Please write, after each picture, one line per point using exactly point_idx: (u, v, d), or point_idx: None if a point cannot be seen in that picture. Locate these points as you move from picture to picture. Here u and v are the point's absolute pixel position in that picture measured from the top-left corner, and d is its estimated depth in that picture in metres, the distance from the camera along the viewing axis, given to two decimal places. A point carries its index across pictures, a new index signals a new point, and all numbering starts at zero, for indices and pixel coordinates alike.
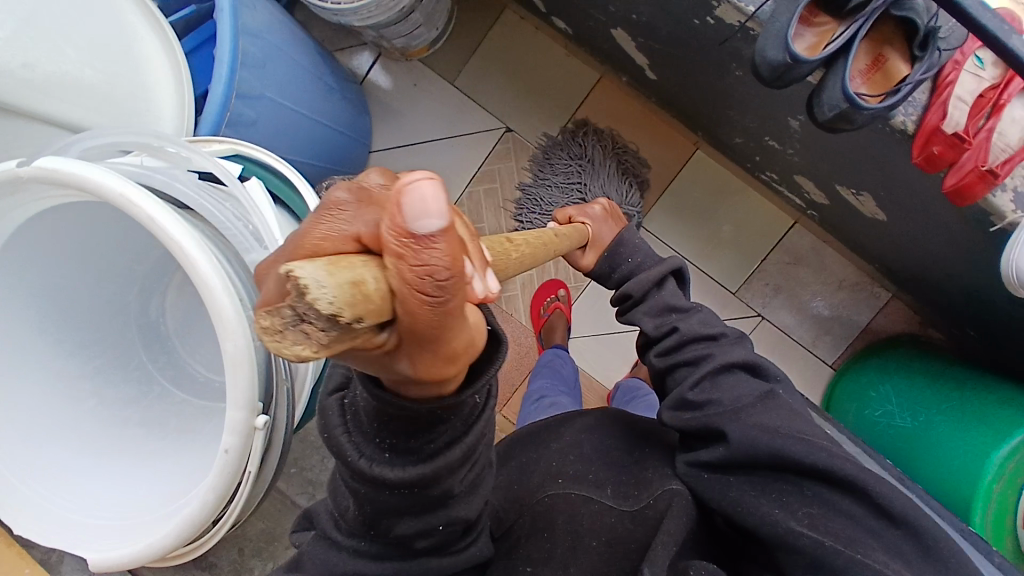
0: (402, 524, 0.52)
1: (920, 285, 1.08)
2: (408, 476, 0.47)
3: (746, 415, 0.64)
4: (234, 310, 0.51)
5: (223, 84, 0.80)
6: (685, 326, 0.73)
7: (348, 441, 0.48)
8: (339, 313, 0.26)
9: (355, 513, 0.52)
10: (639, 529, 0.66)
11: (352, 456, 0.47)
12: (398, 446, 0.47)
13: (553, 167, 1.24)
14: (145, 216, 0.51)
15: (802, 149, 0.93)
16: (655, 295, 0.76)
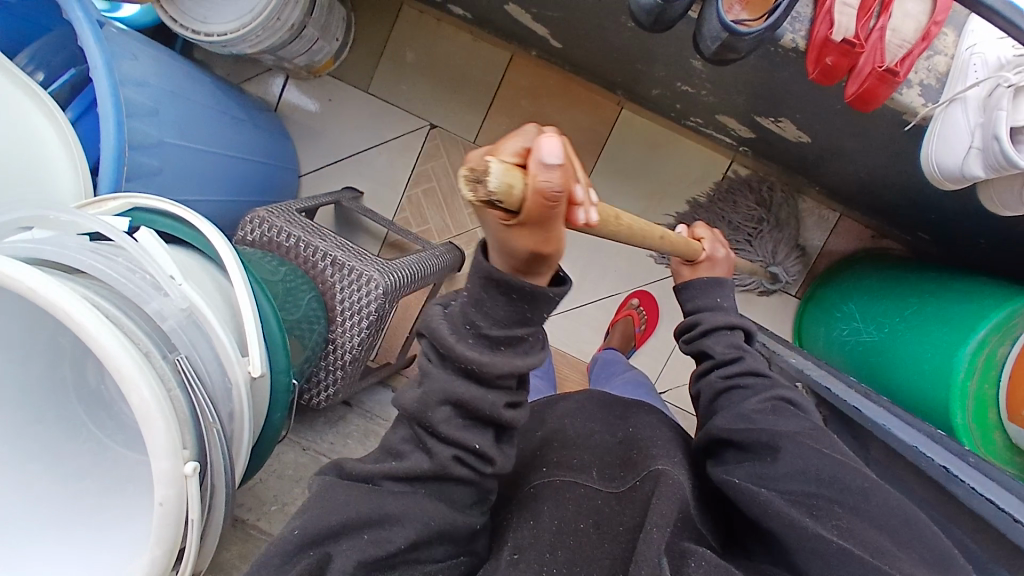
0: (448, 430, 0.52)
1: (864, 198, 1.07)
2: (483, 360, 0.48)
3: (793, 436, 0.62)
4: (132, 362, 0.49)
5: (114, 138, 0.77)
6: (752, 358, 0.73)
7: (443, 322, 0.50)
8: (496, 193, 0.31)
9: (415, 400, 0.53)
10: (626, 511, 0.63)
11: (444, 329, 0.50)
12: (484, 331, 0.49)
13: (734, 205, 1.16)
14: (25, 287, 0.50)
15: (713, 87, 0.91)
16: (726, 333, 0.77)
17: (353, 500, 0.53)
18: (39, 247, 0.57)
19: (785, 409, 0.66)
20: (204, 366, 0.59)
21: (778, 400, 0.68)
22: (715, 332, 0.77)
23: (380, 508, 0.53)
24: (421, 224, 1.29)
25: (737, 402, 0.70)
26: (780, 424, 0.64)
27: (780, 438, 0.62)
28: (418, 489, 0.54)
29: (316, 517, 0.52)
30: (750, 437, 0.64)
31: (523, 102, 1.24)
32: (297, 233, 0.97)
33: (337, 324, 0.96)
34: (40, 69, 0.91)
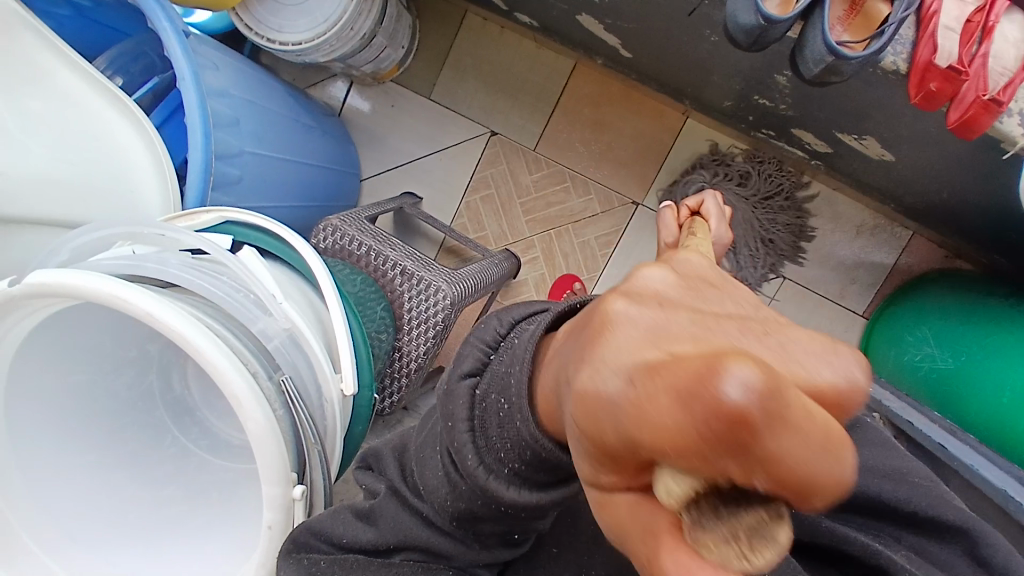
0: (486, 526, 0.51)
1: (941, 217, 1.04)
2: (522, 499, 0.45)
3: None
4: (249, 389, 0.50)
5: (201, 151, 0.77)
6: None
7: (470, 440, 0.46)
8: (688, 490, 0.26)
9: (443, 498, 0.50)
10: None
11: (471, 460, 0.46)
12: (520, 468, 0.44)
13: (773, 202, 1.17)
14: (143, 312, 0.50)
15: (795, 103, 0.89)
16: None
17: (400, 526, 0.54)
18: (141, 264, 0.57)
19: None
20: (304, 385, 0.60)
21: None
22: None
23: (435, 547, 0.53)
24: (478, 231, 1.28)
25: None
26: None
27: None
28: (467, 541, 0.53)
29: (373, 536, 0.55)
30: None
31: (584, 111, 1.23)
32: (369, 243, 0.99)
33: (404, 333, 0.97)
34: (120, 74, 0.89)
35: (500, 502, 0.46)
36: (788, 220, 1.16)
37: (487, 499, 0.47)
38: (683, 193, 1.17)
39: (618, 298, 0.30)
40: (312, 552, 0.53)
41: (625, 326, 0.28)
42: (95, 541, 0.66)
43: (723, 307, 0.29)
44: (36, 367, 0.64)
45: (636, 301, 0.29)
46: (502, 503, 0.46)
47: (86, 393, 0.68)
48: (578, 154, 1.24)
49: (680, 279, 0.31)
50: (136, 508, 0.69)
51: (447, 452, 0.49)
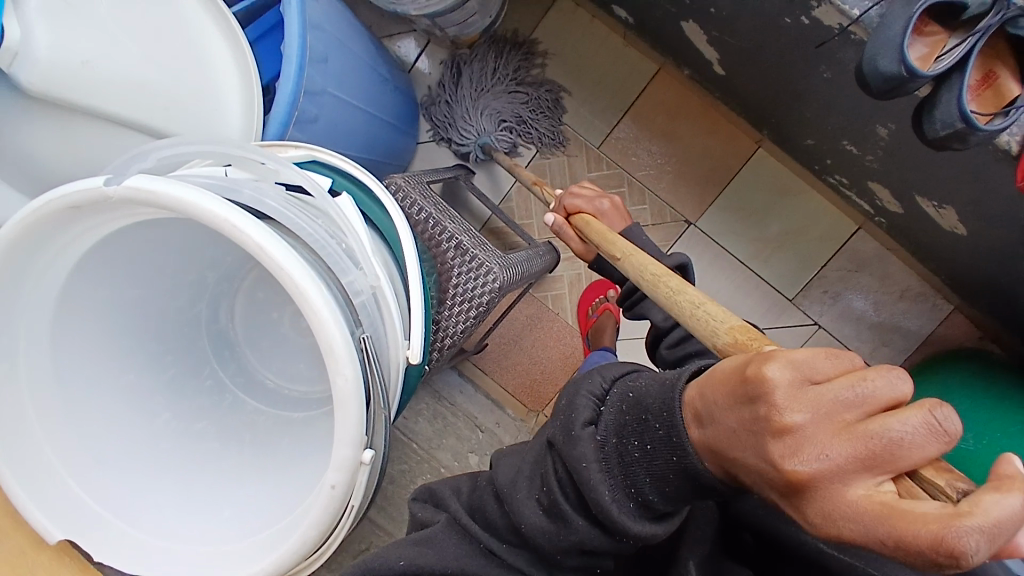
0: (574, 558, 0.52)
1: (989, 298, 1.04)
2: (649, 531, 0.47)
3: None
4: (344, 341, 0.48)
5: (291, 83, 0.74)
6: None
7: (601, 476, 0.48)
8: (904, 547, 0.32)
9: (544, 529, 0.51)
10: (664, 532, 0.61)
11: (602, 492, 0.47)
12: (652, 502, 0.46)
13: (501, 77, 1.19)
14: (252, 244, 0.47)
15: (885, 156, 0.89)
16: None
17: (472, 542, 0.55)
18: (238, 190, 0.54)
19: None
20: (378, 346, 0.58)
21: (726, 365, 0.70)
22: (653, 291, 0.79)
23: None
24: (525, 218, 1.26)
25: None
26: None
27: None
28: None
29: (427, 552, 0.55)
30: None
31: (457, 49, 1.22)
32: (430, 211, 0.96)
33: (444, 309, 0.94)
34: None
35: (625, 536, 0.48)
36: (539, 97, 1.21)
37: (612, 532, 0.49)
38: (439, 125, 1.22)
39: (803, 448, 0.32)
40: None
41: (835, 476, 0.32)
42: (112, 465, 0.61)
43: (826, 403, 0.32)
44: (96, 271, 0.58)
45: (806, 462, 0.32)
46: (627, 536, 0.48)
47: (137, 310, 0.64)
48: (641, 161, 1.22)
49: (797, 387, 0.33)
50: (164, 440, 0.64)
51: (569, 492, 0.50)
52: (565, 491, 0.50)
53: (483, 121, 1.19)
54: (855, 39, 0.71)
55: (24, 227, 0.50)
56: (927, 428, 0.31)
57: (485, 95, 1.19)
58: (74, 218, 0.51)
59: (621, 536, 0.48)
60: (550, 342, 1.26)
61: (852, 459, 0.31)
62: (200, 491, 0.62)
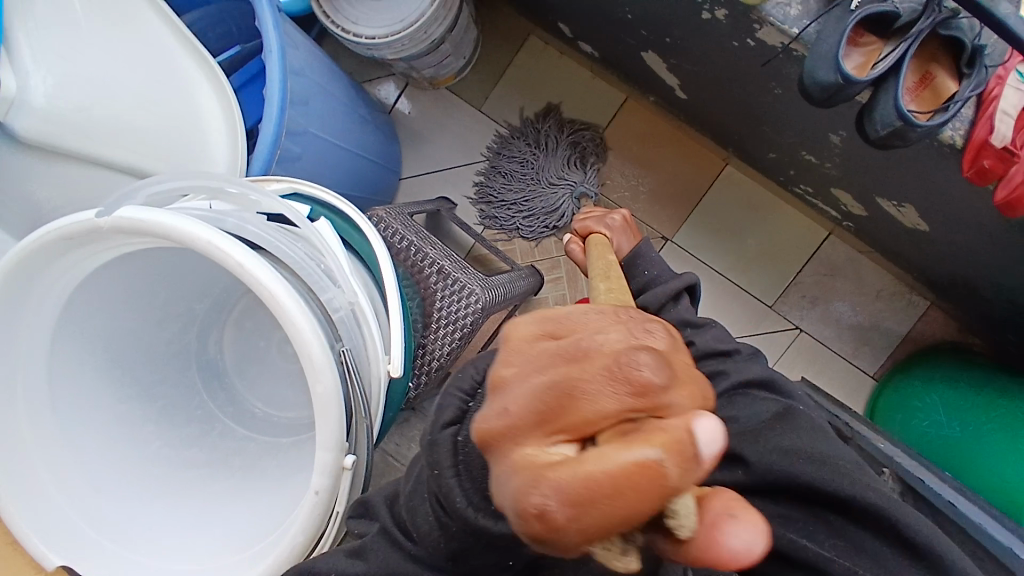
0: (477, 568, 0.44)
1: (960, 293, 1.08)
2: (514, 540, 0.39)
3: (763, 436, 0.62)
4: (323, 352, 0.51)
5: (274, 122, 0.79)
6: (701, 341, 0.72)
7: (456, 483, 0.41)
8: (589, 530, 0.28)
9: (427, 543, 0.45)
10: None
11: (458, 500, 0.41)
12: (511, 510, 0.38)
13: (513, 146, 1.28)
14: (235, 263, 0.51)
15: (841, 162, 0.94)
16: (670, 308, 0.76)
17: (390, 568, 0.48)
18: (222, 218, 0.58)
19: (746, 396, 0.68)
20: (359, 359, 0.61)
21: (732, 393, 0.68)
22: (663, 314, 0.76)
23: None
24: (507, 244, 1.29)
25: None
26: (746, 421, 0.65)
27: (765, 439, 0.62)
28: None
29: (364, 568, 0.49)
30: (796, 473, 0.59)
31: (481, 181, 1.28)
32: (412, 239, 1.00)
33: (430, 333, 0.96)
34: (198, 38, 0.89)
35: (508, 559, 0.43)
36: (558, 127, 1.26)
37: (497, 557, 0.43)
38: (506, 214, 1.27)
39: (497, 400, 0.31)
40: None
41: (511, 429, 0.29)
42: (105, 492, 0.63)
43: (534, 356, 0.31)
44: (90, 304, 0.62)
45: (489, 417, 0.30)
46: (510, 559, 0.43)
47: (130, 342, 0.68)
48: (617, 183, 1.26)
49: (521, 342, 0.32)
50: (157, 466, 0.67)
51: (449, 519, 0.42)
52: (445, 516, 0.43)
53: (575, 172, 1.25)
54: (797, 55, 0.76)
55: (19, 262, 0.54)
56: (610, 381, 0.28)
57: (547, 169, 1.26)
58: (67, 251, 0.55)
59: (507, 561, 0.43)
60: None
61: (530, 410, 0.29)
62: (192, 513, 0.65)
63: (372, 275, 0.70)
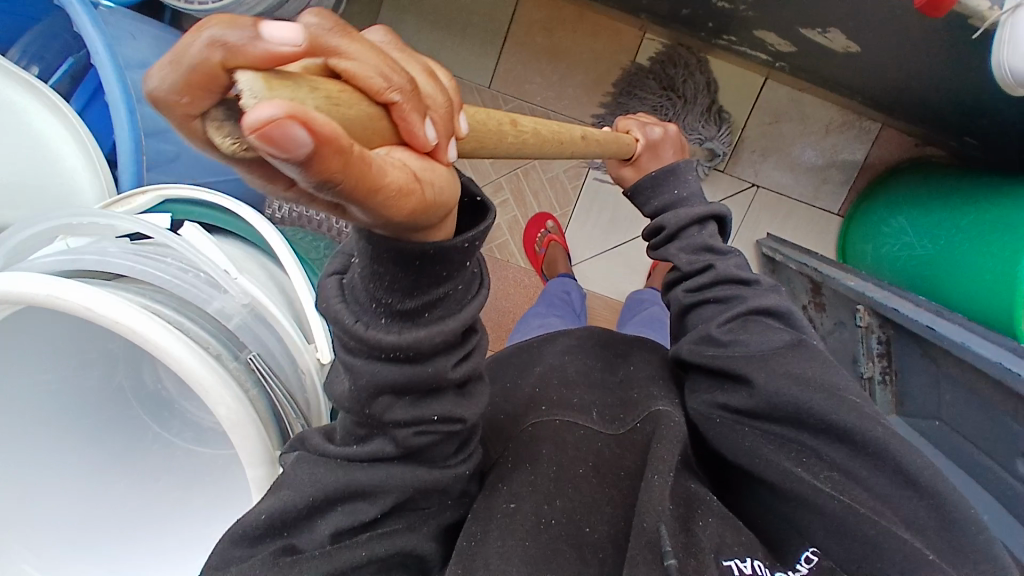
0: (398, 410, 0.44)
1: (909, 109, 1.02)
2: (408, 341, 0.39)
3: (772, 359, 0.58)
4: (215, 374, 0.48)
5: (127, 129, 0.74)
6: (721, 265, 0.69)
7: (344, 306, 0.39)
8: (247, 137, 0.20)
9: (348, 397, 0.43)
10: (627, 454, 0.60)
11: (347, 319, 0.39)
12: (398, 306, 0.38)
13: (638, 96, 1.14)
14: (82, 309, 0.46)
15: (754, 3, 0.86)
16: (694, 232, 0.72)
17: (320, 488, 0.46)
18: (79, 257, 0.52)
19: (760, 324, 0.63)
20: (275, 360, 0.58)
21: (749, 316, 0.64)
22: (684, 233, 0.72)
23: (351, 481, 0.46)
24: None
25: (706, 320, 0.67)
26: (754, 348, 0.60)
27: (772, 364, 0.58)
28: (387, 467, 0.47)
29: (291, 497, 0.46)
30: (802, 400, 0.55)
31: (604, 124, 1.16)
32: None
33: None
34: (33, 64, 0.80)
35: (433, 417, 0.45)
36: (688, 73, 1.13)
37: (424, 415, 0.44)
38: None
39: None
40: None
41: None
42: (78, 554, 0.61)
43: None
44: None
45: None
46: (435, 416, 0.45)
47: (63, 403, 0.62)
48: (536, 86, 1.17)
49: None
50: (128, 515, 0.64)
51: (366, 368, 0.41)
52: (364, 370, 0.41)
53: (707, 126, 1.13)
54: None
55: None
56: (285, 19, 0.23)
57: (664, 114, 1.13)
58: None
59: (433, 417, 0.45)
60: (511, 289, 1.26)
61: None
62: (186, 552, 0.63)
63: (302, 265, 0.66)
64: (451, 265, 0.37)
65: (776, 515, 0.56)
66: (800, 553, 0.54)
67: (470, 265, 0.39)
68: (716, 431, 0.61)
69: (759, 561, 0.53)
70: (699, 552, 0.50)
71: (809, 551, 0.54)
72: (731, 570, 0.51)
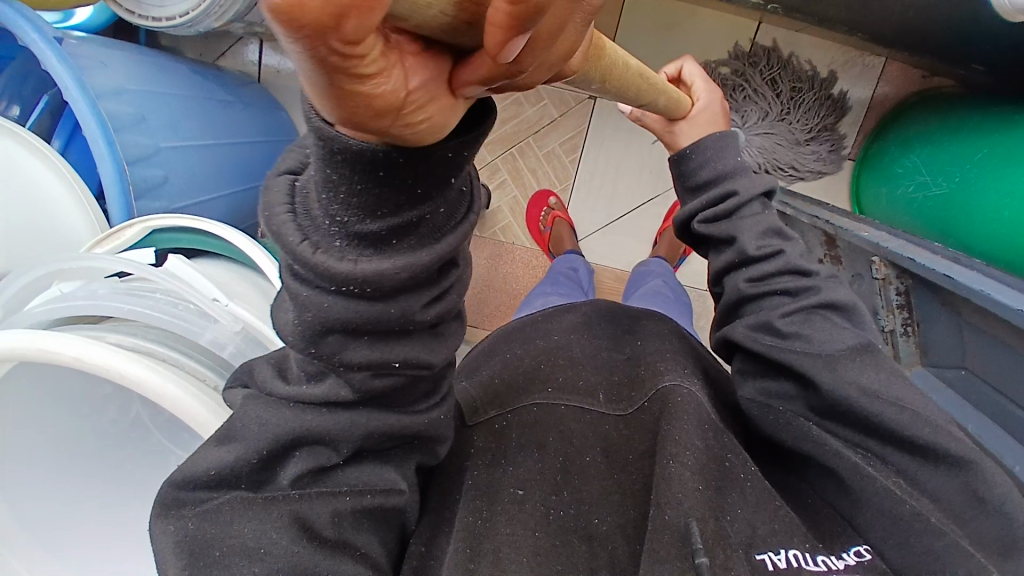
0: (355, 350, 0.38)
1: (911, 41, 0.97)
2: (360, 271, 0.33)
3: (838, 363, 0.57)
4: (206, 409, 0.48)
5: (110, 162, 0.74)
6: (790, 255, 0.66)
7: (293, 223, 0.33)
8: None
9: (296, 334, 0.37)
10: (636, 435, 0.59)
11: (292, 238, 0.33)
12: (355, 228, 0.31)
13: (810, 111, 1.10)
14: (73, 359, 0.46)
15: None
16: (756, 208, 0.69)
17: (279, 425, 0.42)
18: (68, 302, 0.53)
19: (826, 320, 0.61)
20: None
21: (814, 310, 0.62)
22: (746, 210, 0.69)
23: (309, 427, 0.42)
24: None
25: (770, 310, 0.64)
26: (818, 346, 0.58)
27: (835, 365, 0.56)
28: (349, 412, 0.42)
29: (242, 449, 0.42)
30: (871, 412, 0.53)
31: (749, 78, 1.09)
32: None
33: None
34: (14, 102, 0.80)
35: (394, 363, 0.39)
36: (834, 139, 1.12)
37: (386, 361, 0.39)
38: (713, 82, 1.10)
39: None
40: (185, 506, 0.42)
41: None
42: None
43: None
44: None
45: None
46: (396, 362, 0.39)
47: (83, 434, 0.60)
48: None
49: None
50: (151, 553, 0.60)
51: (316, 300, 0.35)
52: (313, 305, 0.35)
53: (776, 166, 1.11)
54: None
55: None
56: None
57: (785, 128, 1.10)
58: None
59: (395, 365, 0.40)
60: (520, 271, 1.25)
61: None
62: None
63: None
64: (425, 180, 0.30)
65: (825, 487, 0.55)
66: (852, 547, 0.51)
67: (455, 183, 0.32)
68: (775, 417, 0.59)
69: (797, 550, 0.50)
70: (726, 544, 0.50)
71: (862, 547, 0.51)
72: (765, 564, 0.49)
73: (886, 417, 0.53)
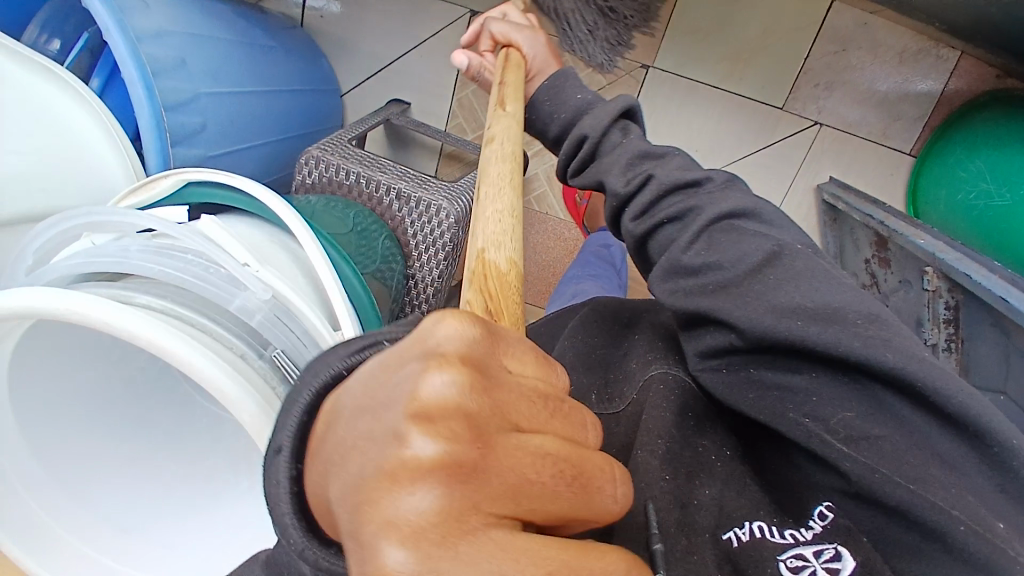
0: None
1: (992, 37, 0.90)
2: None
3: (752, 286, 0.50)
4: (233, 382, 0.47)
5: (148, 110, 0.73)
6: (661, 173, 0.61)
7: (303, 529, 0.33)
8: None
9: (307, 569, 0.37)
10: (618, 427, 0.55)
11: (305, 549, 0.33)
12: None
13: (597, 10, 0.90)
14: (98, 321, 0.46)
15: None
16: (616, 138, 0.65)
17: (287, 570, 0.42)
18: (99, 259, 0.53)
19: (730, 232, 0.55)
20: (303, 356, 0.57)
21: (713, 228, 0.56)
22: (606, 143, 0.65)
23: None
24: (477, 129, 1.18)
25: (668, 245, 0.59)
26: (730, 268, 0.52)
27: (757, 291, 0.50)
28: None
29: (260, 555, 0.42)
30: (803, 334, 0.46)
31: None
32: (356, 169, 0.92)
33: (414, 259, 0.91)
34: (55, 37, 0.80)
35: None
36: None
37: None
38: None
39: None
40: None
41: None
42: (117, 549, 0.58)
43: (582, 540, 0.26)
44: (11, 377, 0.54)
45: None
46: None
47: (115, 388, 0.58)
48: None
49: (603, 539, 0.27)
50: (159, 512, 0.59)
51: None
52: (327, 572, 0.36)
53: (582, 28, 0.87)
54: None
55: None
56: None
57: None
58: None
59: None
60: (552, 243, 1.22)
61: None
62: (243, 547, 0.55)
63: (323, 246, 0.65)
64: None
65: (804, 465, 0.48)
66: (814, 509, 0.46)
67: None
68: (724, 393, 0.52)
69: (761, 522, 0.46)
70: (692, 531, 0.46)
71: (824, 507, 0.46)
72: (730, 542, 0.46)
73: (818, 340, 0.45)
